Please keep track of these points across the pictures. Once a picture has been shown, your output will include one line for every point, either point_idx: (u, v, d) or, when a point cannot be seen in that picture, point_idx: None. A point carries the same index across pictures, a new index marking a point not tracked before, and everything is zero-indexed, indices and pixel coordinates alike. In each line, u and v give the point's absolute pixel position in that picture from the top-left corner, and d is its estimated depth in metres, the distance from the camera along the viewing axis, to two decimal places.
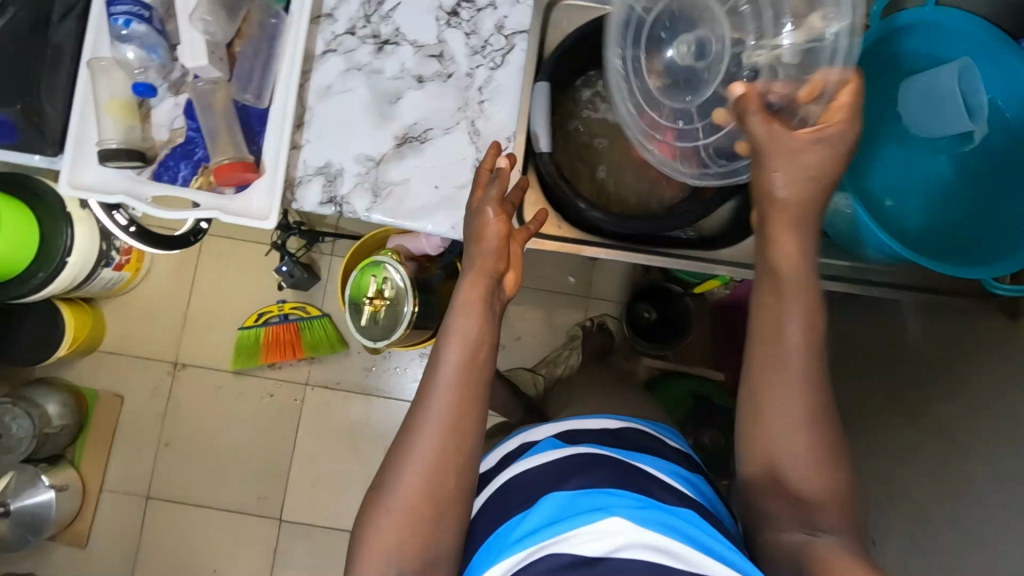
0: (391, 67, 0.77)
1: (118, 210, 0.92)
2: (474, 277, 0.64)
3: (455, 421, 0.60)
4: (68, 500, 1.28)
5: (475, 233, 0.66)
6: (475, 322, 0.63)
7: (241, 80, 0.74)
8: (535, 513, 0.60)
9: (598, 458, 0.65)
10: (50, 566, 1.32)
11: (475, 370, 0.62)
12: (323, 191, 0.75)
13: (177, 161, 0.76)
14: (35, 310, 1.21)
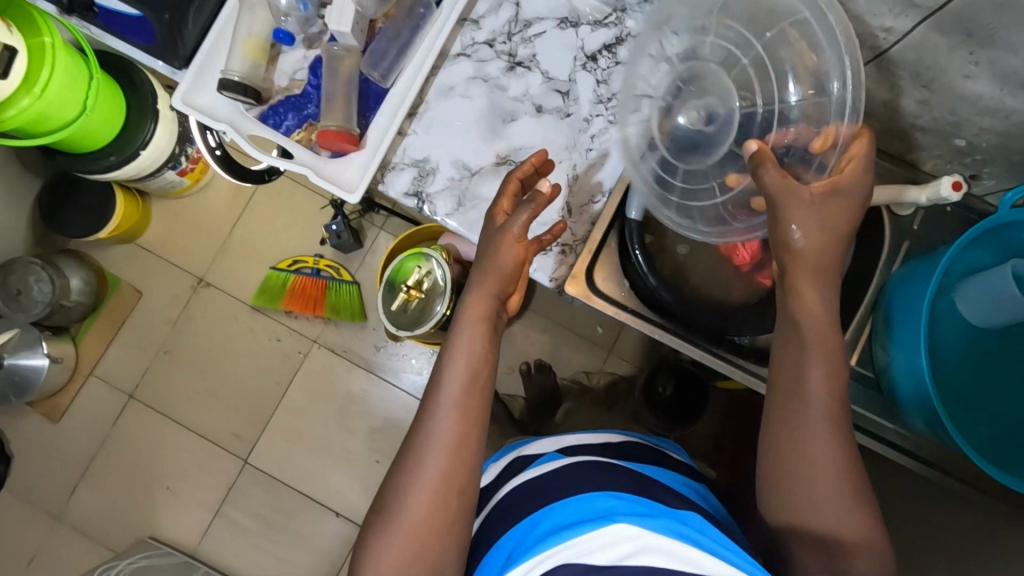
0: (516, 88, 0.80)
1: (211, 133, 1.02)
2: (480, 295, 0.66)
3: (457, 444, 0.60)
4: (58, 373, 1.30)
5: (493, 250, 0.67)
6: (477, 341, 0.64)
7: (373, 58, 0.79)
8: (545, 523, 0.59)
9: (589, 468, 0.67)
10: (20, 428, 1.34)
11: (476, 388, 0.63)
12: (412, 183, 0.79)
13: (286, 111, 0.82)
14: (93, 187, 1.24)
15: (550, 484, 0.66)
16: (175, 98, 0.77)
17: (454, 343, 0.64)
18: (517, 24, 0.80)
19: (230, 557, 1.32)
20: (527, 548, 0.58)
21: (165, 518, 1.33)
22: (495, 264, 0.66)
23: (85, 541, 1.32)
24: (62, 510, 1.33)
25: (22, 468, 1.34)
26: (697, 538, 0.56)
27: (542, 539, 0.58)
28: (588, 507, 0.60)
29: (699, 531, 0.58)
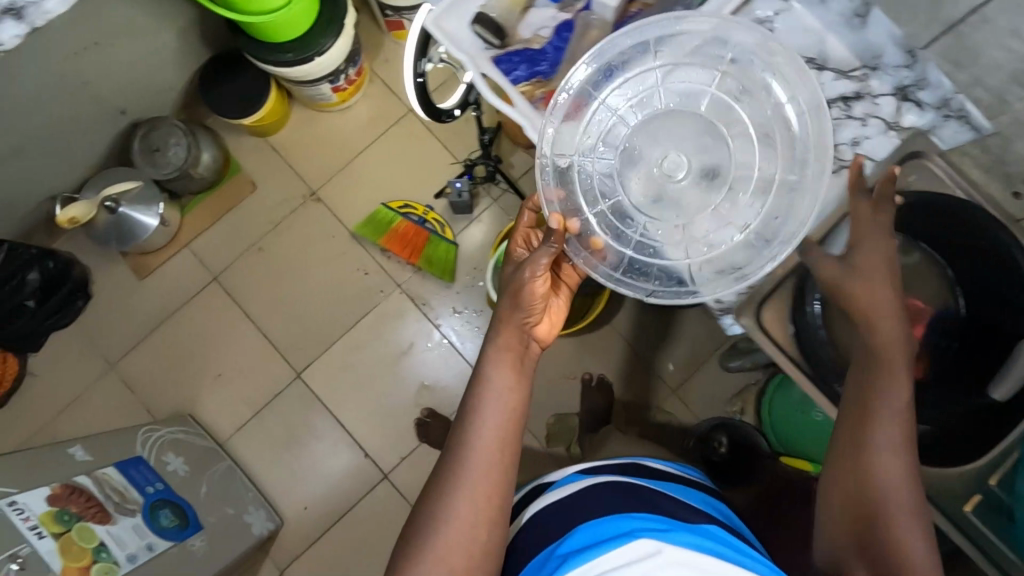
0: (746, 108, 0.72)
1: None
2: (506, 332, 0.71)
3: (487, 466, 0.64)
4: (160, 235, 1.34)
5: (516, 289, 0.71)
6: (508, 376, 0.69)
7: (619, 39, 0.77)
8: (573, 538, 0.62)
9: (600, 488, 0.69)
10: (106, 272, 1.38)
11: (506, 423, 0.67)
12: (609, 169, 0.74)
13: (520, 59, 0.78)
14: (254, 75, 1.28)
15: (571, 502, 0.68)
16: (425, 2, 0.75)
17: (483, 374, 0.69)
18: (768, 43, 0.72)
19: (254, 460, 1.34)
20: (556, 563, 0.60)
21: (207, 403, 1.36)
22: (518, 303, 0.71)
23: (129, 398, 1.36)
24: (118, 362, 1.37)
25: (95, 311, 1.38)
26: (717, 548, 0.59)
27: (569, 555, 0.60)
28: (609, 522, 0.62)
29: (717, 541, 0.61)
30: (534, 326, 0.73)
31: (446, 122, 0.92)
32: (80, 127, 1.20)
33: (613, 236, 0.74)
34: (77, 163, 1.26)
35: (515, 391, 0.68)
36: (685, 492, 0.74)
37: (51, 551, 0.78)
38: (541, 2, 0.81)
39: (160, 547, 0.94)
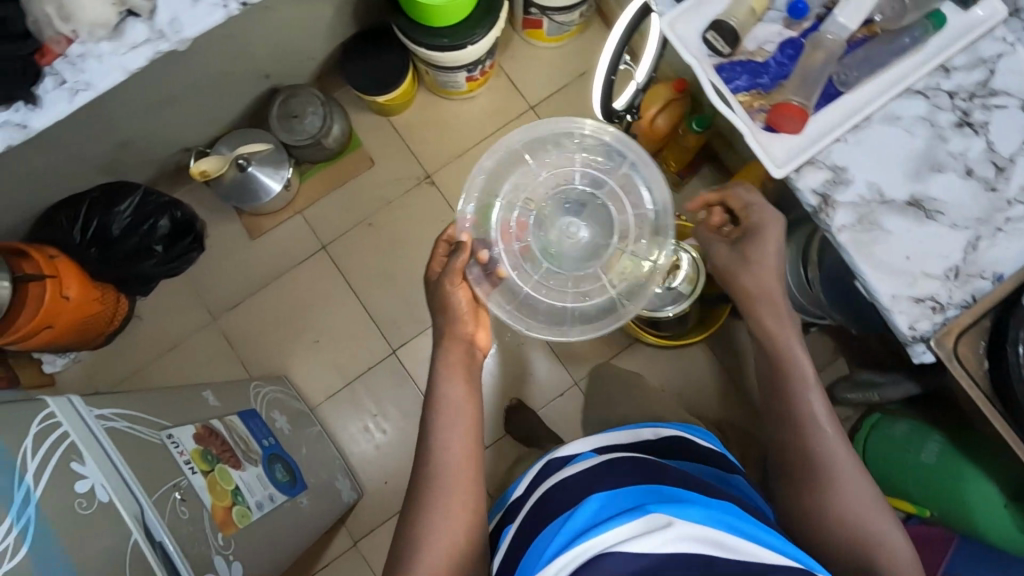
0: (956, 145, 0.67)
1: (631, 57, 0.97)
2: (449, 345, 0.82)
3: (462, 455, 0.74)
4: (280, 198, 1.38)
5: (443, 299, 0.82)
6: (457, 388, 0.78)
7: None
8: (574, 517, 0.58)
9: (603, 466, 0.66)
10: (221, 228, 1.42)
11: (467, 436, 0.75)
12: (823, 185, 0.67)
13: (743, 69, 0.68)
14: (395, 55, 1.31)
15: (577, 481, 0.65)
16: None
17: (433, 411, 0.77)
18: (985, 86, 0.67)
19: (342, 429, 1.36)
20: (560, 543, 0.56)
21: (301, 366, 1.39)
22: (447, 316, 0.82)
23: (227, 352, 1.39)
24: (220, 316, 1.40)
25: (205, 264, 1.41)
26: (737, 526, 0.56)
27: (573, 534, 0.56)
28: (620, 497, 0.59)
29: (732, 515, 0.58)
30: (473, 337, 0.84)
31: (614, 122, 1.02)
32: (228, 85, 1.24)
33: (516, 271, 0.88)
34: (215, 119, 1.30)
35: (467, 415, 0.77)
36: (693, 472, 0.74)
37: (203, 488, 0.80)
38: (774, 13, 0.68)
39: (280, 500, 0.96)
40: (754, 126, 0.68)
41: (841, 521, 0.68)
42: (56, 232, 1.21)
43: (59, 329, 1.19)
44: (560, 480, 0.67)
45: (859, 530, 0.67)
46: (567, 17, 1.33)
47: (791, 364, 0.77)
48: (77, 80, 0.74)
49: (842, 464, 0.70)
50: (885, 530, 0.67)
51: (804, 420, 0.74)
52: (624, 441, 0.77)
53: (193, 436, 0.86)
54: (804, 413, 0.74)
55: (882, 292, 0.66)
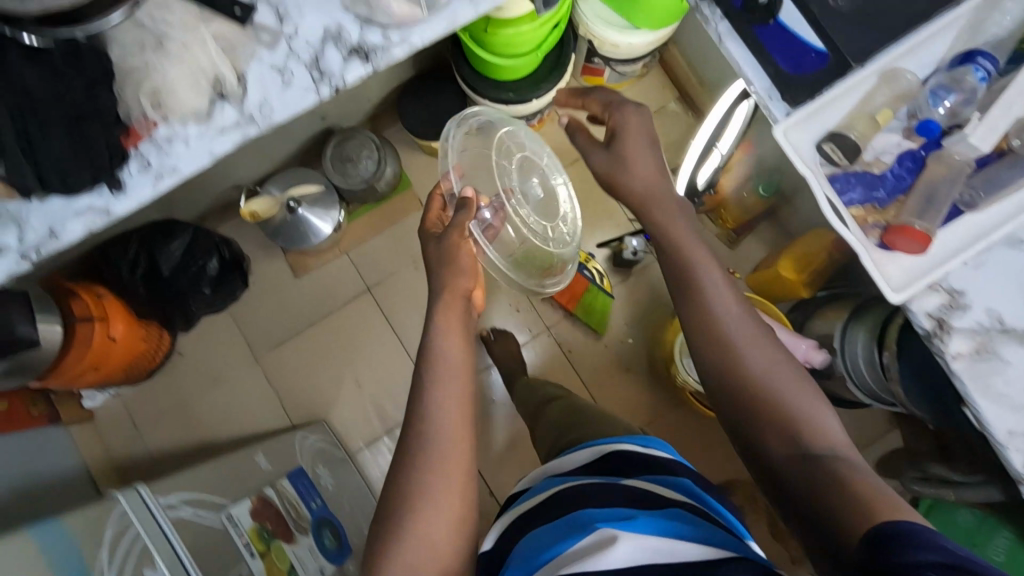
0: None
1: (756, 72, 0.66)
2: (449, 297, 0.77)
3: (451, 486, 0.67)
4: (328, 239, 1.35)
5: (450, 255, 0.78)
6: (458, 376, 0.73)
7: (993, 178, 0.62)
8: (538, 539, 0.63)
9: (554, 498, 0.68)
10: (267, 264, 1.40)
11: (451, 375, 0.73)
12: (939, 307, 0.63)
13: (859, 180, 0.64)
14: (454, 100, 1.29)
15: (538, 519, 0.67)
16: (747, 81, 0.65)
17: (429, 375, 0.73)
18: None
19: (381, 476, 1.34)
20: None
21: (342, 410, 1.37)
22: (447, 275, 0.78)
23: (267, 391, 1.37)
24: (262, 354, 1.39)
25: (249, 300, 1.39)
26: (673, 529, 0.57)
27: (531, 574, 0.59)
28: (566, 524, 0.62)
29: (680, 523, 0.59)
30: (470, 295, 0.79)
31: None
32: (285, 126, 1.22)
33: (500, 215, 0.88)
34: (268, 158, 1.28)
35: (461, 383, 0.73)
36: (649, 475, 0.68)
37: None
38: (894, 123, 0.65)
39: (330, 572, 0.94)
40: (867, 243, 0.63)
41: (759, 400, 0.67)
42: (106, 270, 1.20)
43: (104, 369, 1.18)
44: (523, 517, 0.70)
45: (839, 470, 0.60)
46: (631, 68, 1.30)
47: (728, 335, 0.70)
48: (164, 163, 0.64)
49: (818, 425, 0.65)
50: (805, 404, 0.66)
51: (754, 379, 0.68)
52: (584, 455, 0.74)
53: (249, 513, 0.84)
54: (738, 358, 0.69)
55: (999, 429, 0.62)
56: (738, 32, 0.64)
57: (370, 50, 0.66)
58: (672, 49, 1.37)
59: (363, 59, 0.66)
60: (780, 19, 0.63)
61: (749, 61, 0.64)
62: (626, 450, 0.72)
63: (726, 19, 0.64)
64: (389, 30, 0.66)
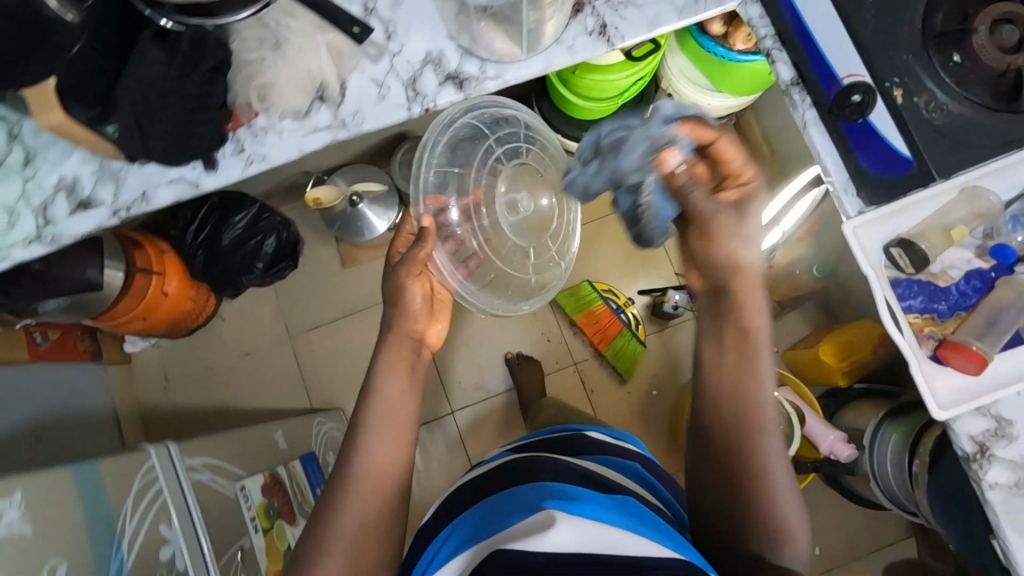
0: None
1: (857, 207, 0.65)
2: (396, 343, 0.78)
3: (386, 461, 0.70)
4: (380, 236, 1.39)
5: (395, 287, 0.79)
6: (396, 370, 0.75)
7: None
8: (479, 520, 0.63)
9: (505, 470, 0.75)
10: (318, 249, 1.45)
11: (409, 403, 0.74)
12: (982, 433, 0.62)
13: (921, 290, 0.64)
14: None
15: (483, 480, 0.75)
16: (828, 173, 0.65)
17: (373, 373, 0.75)
18: None
19: None
20: (455, 546, 0.63)
21: None
22: (393, 312, 0.79)
23: (294, 372, 1.41)
24: (297, 335, 1.43)
25: (294, 281, 1.44)
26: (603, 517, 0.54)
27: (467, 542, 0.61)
28: (512, 498, 0.64)
29: (620, 515, 0.57)
30: (423, 335, 0.80)
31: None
32: None
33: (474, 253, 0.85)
34: (341, 150, 1.33)
35: (400, 392, 0.74)
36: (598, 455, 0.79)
37: (260, 549, 0.81)
38: (968, 240, 0.64)
39: None
40: (920, 354, 0.63)
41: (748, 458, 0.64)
42: (174, 228, 1.27)
43: (151, 321, 1.24)
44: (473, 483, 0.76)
45: (778, 533, 0.63)
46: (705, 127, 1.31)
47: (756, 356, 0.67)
48: (256, 151, 0.69)
49: (775, 463, 0.64)
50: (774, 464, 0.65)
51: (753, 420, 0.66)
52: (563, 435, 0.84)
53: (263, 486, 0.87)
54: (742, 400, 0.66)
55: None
56: (826, 122, 0.65)
57: (466, 79, 0.70)
58: (749, 114, 1.38)
59: (457, 87, 0.70)
60: (870, 120, 0.62)
61: (832, 155, 0.65)
62: (594, 438, 0.83)
63: (814, 108, 0.65)
64: (487, 64, 0.70)
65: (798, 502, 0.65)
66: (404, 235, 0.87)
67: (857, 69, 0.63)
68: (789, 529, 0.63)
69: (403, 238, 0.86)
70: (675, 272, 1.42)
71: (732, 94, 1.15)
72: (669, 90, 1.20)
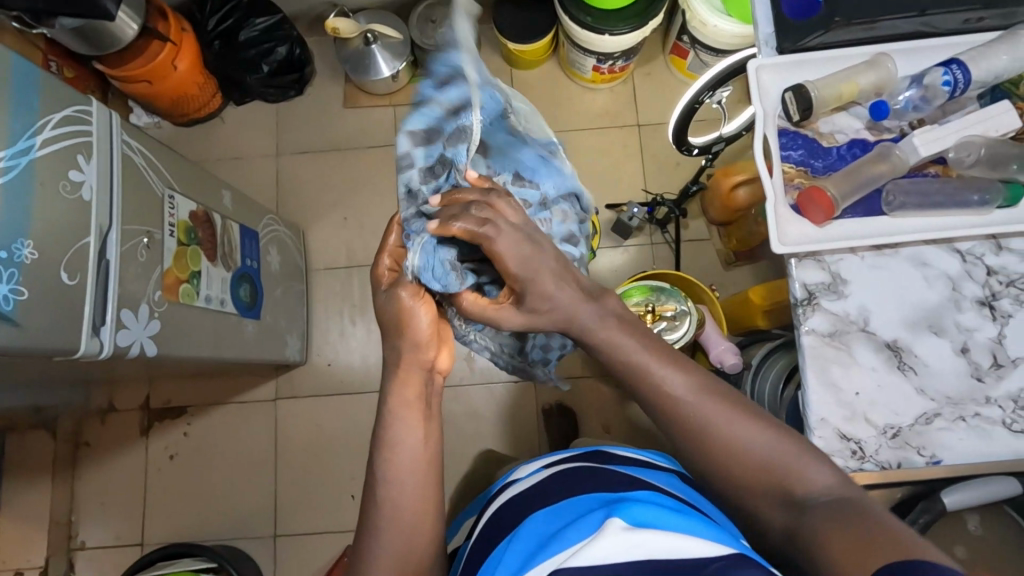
0: (967, 320, 0.64)
1: (791, 92, 0.65)
2: (410, 376, 0.67)
3: (416, 478, 0.65)
4: (384, 85, 1.46)
5: (401, 325, 0.66)
6: (414, 422, 0.66)
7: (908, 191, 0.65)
8: (515, 546, 0.60)
9: (533, 491, 0.71)
10: (326, 84, 1.52)
11: (428, 424, 0.68)
12: (816, 283, 0.65)
13: (803, 144, 0.67)
14: (544, 15, 1.35)
15: (518, 501, 0.71)
16: (755, 27, 0.70)
17: (382, 415, 0.66)
18: None
19: (322, 301, 1.44)
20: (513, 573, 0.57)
21: (321, 231, 1.48)
22: (394, 342, 0.66)
23: (271, 187, 1.50)
24: (284, 155, 1.51)
25: (297, 106, 1.52)
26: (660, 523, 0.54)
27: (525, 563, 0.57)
28: (559, 516, 0.63)
29: (673, 511, 0.57)
30: (435, 365, 0.69)
31: (680, 152, 0.95)
32: None
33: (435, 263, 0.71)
34: None
35: (418, 431, 0.66)
36: (635, 467, 0.73)
37: (170, 251, 0.88)
38: (860, 110, 0.67)
39: (228, 308, 1.03)
40: (783, 199, 0.66)
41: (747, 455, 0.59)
42: (199, 13, 1.36)
43: (155, 89, 1.33)
44: (511, 505, 0.71)
45: (767, 468, 0.58)
46: (713, 61, 1.32)
47: (614, 345, 0.65)
48: None
49: (700, 403, 0.61)
50: (799, 459, 0.58)
51: (731, 443, 0.60)
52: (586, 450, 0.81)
53: (189, 211, 0.94)
54: (717, 424, 0.60)
55: (812, 411, 0.64)
56: None
57: None
58: None
59: None
60: None
61: (763, 7, 0.69)
62: (627, 454, 0.79)
63: None
64: None
65: (762, 427, 0.60)
66: (385, 270, 0.69)
67: None
68: (780, 456, 0.58)
69: (389, 274, 0.68)
70: (644, 191, 1.45)
71: (738, 19, 1.16)
72: (684, 6, 1.23)
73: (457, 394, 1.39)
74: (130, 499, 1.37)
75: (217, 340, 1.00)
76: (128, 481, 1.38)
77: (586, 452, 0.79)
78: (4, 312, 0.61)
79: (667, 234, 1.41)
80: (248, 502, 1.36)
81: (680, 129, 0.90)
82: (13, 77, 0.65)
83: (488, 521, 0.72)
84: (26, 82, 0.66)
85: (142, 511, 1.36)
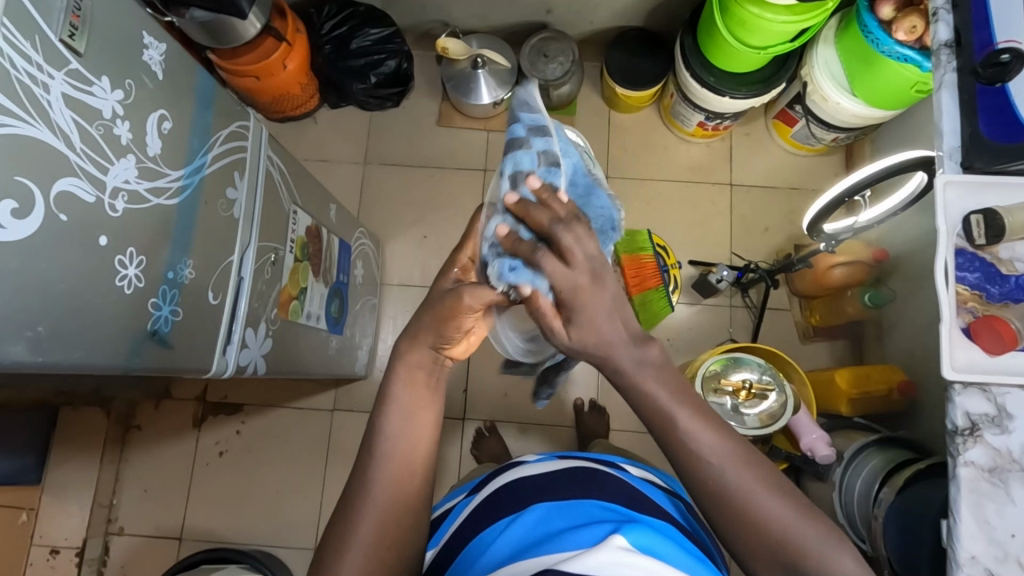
0: None
1: (975, 217, 0.64)
2: (409, 345, 0.59)
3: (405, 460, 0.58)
4: (482, 109, 1.45)
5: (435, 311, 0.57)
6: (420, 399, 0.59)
7: None
8: (514, 532, 0.61)
9: (551, 479, 0.70)
10: (422, 99, 1.52)
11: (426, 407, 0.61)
12: (980, 413, 0.63)
13: (981, 267, 0.65)
14: (658, 64, 1.34)
15: (529, 482, 0.70)
16: (940, 137, 0.67)
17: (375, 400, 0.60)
18: None
19: (390, 316, 1.42)
20: (504, 557, 0.58)
21: (400, 245, 1.46)
22: (419, 323, 0.60)
23: (354, 195, 1.49)
24: (371, 164, 1.50)
25: (390, 117, 1.51)
26: (660, 552, 0.53)
27: (517, 551, 0.57)
28: (562, 515, 0.61)
29: (673, 546, 0.56)
30: (449, 352, 0.60)
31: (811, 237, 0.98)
32: None
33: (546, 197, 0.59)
34: (485, 15, 1.39)
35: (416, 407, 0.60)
36: (644, 486, 0.74)
37: (288, 268, 0.85)
38: None
39: (322, 325, 1.02)
40: (954, 321, 0.65)
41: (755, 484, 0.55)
42: (312, 15, 1.34)
43: (260, 85, 1.31)
44: (515, 483, 0.71)
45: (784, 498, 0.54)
46: (822, 134, 1.30)
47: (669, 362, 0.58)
48: None
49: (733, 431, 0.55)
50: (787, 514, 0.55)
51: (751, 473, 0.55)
52: (600, 458, 0.81)
53: (305, 227, 0.93)
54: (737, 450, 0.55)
55: (962, 547, 0.61)
56: (957, 87, 0.67)
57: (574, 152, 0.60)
58: (866, 144, 1.38)
59: None
60: (1007, 86, 0.64)
61: (952, 119, 0.66)
62: (638, 474, 0.79)
63: (955, 72, 0.67)
64: None
65: (779, 487, 0.55)
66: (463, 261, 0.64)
67: (1017, 37, 0.64)
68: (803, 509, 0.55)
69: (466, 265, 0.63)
70: (730, 253, 1.43)
71: (864, 101, 1.14)
72: (805, 76, 1.20)
73: (516, 432, 1.35)
74: (173, 490, 1.35)
75: (309, 356, 0.98)
76: (173, 472, 1.36)
77: (600, 462, 0.79)
78: (162, 333, 0.58)
79: (748, 300, 1.40)
80: (291, 510, 1.34)
81: (819, 216, 0.93)
82: (199, 90, 0.62)
83: (490, 492, 0.72)
84: (210, 94, 0.63)
85: (184, 504, 1.34)
